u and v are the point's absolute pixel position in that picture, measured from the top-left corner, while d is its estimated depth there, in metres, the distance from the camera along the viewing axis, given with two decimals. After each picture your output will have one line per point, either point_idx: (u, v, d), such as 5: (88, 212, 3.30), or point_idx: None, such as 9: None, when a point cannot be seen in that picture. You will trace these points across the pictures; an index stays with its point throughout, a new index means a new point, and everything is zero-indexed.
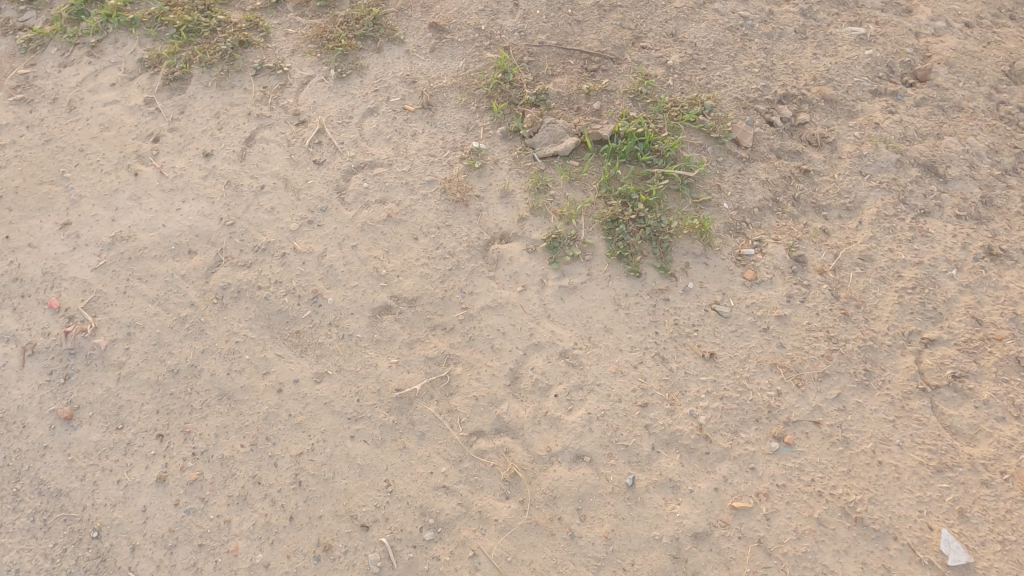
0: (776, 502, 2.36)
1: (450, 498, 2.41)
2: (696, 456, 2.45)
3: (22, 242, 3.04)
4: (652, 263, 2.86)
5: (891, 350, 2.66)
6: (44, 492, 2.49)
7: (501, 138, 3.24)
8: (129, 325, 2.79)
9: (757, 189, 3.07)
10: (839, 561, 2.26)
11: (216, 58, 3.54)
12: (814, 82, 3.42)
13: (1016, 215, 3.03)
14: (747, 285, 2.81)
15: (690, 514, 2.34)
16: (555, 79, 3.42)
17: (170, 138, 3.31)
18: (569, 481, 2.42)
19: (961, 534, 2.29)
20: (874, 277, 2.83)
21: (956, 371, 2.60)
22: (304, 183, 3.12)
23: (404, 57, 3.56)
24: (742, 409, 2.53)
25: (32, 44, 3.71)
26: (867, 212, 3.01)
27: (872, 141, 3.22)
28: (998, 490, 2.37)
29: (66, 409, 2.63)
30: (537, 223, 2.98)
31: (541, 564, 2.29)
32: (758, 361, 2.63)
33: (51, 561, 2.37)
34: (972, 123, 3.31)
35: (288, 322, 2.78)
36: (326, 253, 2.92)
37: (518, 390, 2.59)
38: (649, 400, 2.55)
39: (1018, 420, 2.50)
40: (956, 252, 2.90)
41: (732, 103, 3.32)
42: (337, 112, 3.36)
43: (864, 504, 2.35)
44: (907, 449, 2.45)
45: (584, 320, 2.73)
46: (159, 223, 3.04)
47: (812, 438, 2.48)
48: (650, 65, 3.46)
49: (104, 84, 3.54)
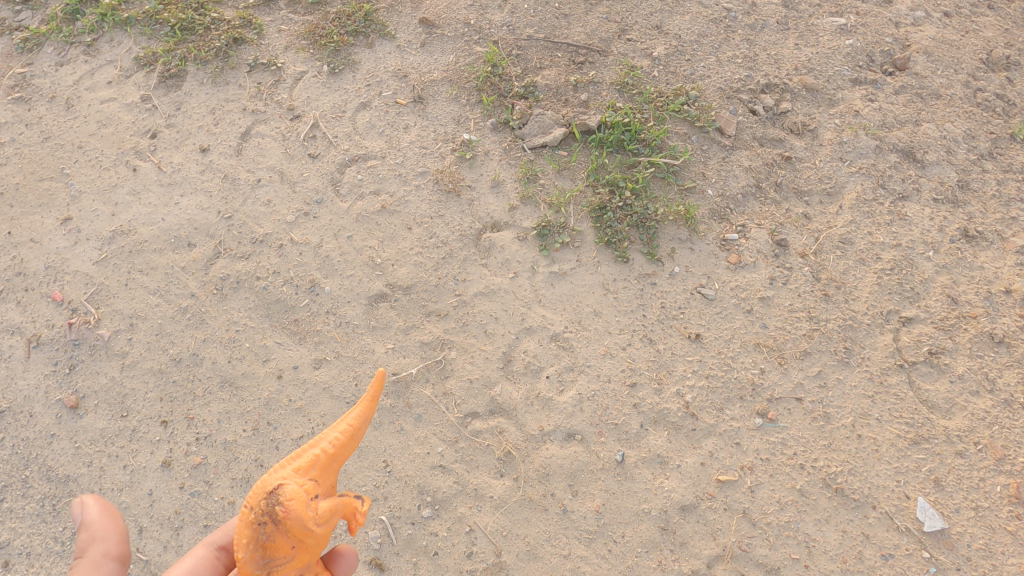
0: (760, 475, 2.46)
1: (447, 477, 2.50)
2: (683, 433, 2.54)
3: (25, 237, 3.11)
4: (639, 249, 2.95)
5: (870, 329, 2.76)
6: (53, 478, 2.57)
7: (491, 130, 3.31)
8: (132, 317, 2.87)
9: (740, 175, 3.16)
10: (821, 530, 2.36)
11: (210, 55, 3.60)
12: (796, 72, 3.51)
13: (991, 198, 3.13)
14: (731, 268, 2.91)
15: (677, 487, 2.43)
16: (543, 71, 3.49)
17: (167, 134, 3.38)
18: (561, 458, 2.51)
19: (936, 502, 2.39)
20: (854, 260, 2.93)
21: (933, 348, 2.70)
22: (299, 177, 3.20)
23: (396, 52, 3.63)
24: (727, 387, 2.63)
25: (28, 44, 3.76)
26: (847, 197, 3.11)
27: (852, 128, 3.31)
28: (972, 460, 2.47)
29: (72, 398, 2.70)
30: (528, 211, 3.06)
31: (535, 538, 2.38)
32: (742, 341, 2.73)
33: (61, 545, 2.44)
34: (950, 110, 3.41)
35: (287, 310, 2.86)
36: (323, 244, 3.00)
37: (511, 372, 2.68)
38: (638, 380, 2.64)
39: (991, 393, 2.61)
40: (933, 234, 3.00)
41: (715, 93, 3.41)
42: (331, 106, 3.44)
43: (844, 475, 2.45)
44: (885, 422, 2.55)
45: (574, 304, 2.82)
46: (159, 217, 3.11)
47: (795, 414, 2.57)
48: (635, 57, 3.54)
49: (101, 82, 3.60)
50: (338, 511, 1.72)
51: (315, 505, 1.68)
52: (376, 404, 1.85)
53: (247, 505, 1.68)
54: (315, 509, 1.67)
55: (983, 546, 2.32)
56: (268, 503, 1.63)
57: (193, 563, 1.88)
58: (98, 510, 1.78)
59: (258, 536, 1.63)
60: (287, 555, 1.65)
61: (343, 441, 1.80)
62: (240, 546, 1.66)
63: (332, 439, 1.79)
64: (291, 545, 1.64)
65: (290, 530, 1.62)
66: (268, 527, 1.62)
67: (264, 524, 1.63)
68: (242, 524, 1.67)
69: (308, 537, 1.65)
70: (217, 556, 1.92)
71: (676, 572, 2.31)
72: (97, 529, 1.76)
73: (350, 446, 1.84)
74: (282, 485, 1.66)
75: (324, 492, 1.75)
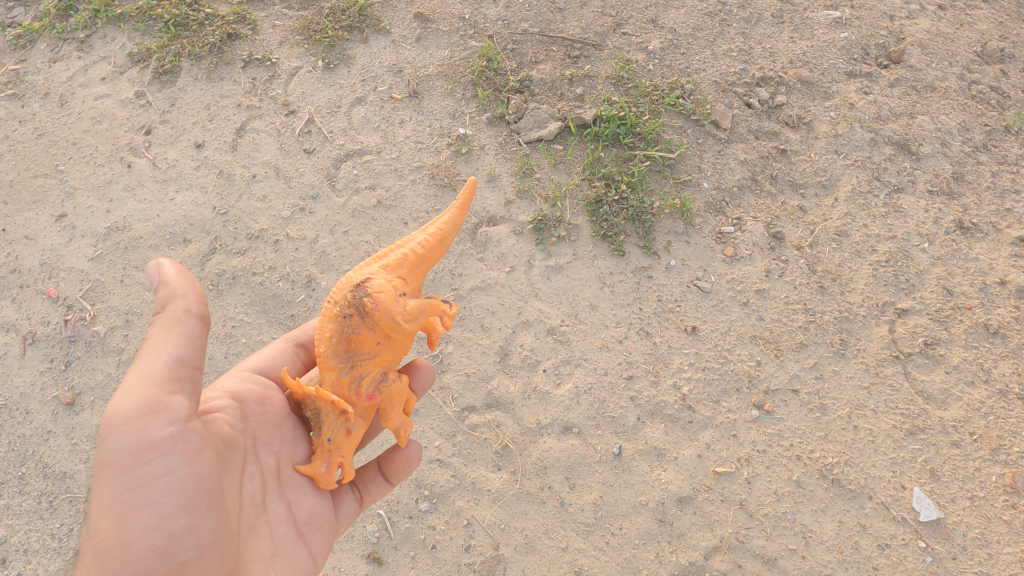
0: (757, 466, 2.46)
1: (444, 471, 2.51)
2: (679, 425, 2.54)
3: (19, 234, 3.11)
4: (635, 243, 2.95)
5: (866, 321, 2.76)
6: (50, 475, 2.56)
7: (487, 124, 3.31)
8: (128, 313, 2.87)
9: (736, 168, 3.16)
10: (818, 520, 2.36)
11: (204, 51, 3.58)
12: (791, 65, 3.51)
13: (986, 190, 3.14)
14: (727, 261, 2.91)
15: (674, 479, 2.44)
16: (539, 65, 3.48)
17: (162, 130, 3.38)
18: (559, 451, 2.51)
19: (932, 492, 2.40)
20: (850, 252, 2.94)
21: (928, 339, 2.71)
22: (295, 172, 3.19)
23: (391, 47, 3.62)
24: (723, 379, 2.63)
25: (21, 40, 3.74)
26: (842, 189, 3.12)
27: (847, 121, 3.32)
28: (967, 450, 2.48)
29: (69, 395, 2.70)
30: (523, 206, 3.06)
31: (533, 531, 2.39)
32: (738, 333, 2.73)
33: (59, 541, 2.44)
34: (945, 102, 3.41)
35: (283, 306, 2.85)
36: (319, 240, 2.99)
37: (507, 366, 2.68)
38: (635, 372, 2.65)
39: (987, 383, 2.62)
40: (929, 226, 3.01)
41: (711, 86, 3.41)
42: (326, 102, 3.43)
43: (841, 466, 2.46)
44: (881, 413, 2.56)
45: (571, 297, 2.82)
46: (154, 213, 3.11)
47: (791, 406, 2.58)
48: (631, 51, 3.54)
49: (94, 78, 3.59)
50: (428, 309, 1.84)
51: (403, 302, 1.79)
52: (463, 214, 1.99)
53: (332, 300, 1.78)
54: (403, 305, 1.78)
55: (978, 536, 2.33)
56: (357, 295, 1.74)
57: (274, 352, 2.09)
58: (175, 275, 1.74)
59: (344, 328, 1.75)
60: (372, 349, 1.79)
61: (430, 245, 1.91)
62: (322, 341, 1.76)
63: (420, 242, 1.90)
64: (376, 339, 1.77)
65: (378, 322, 1.74)
66: (355, 319, 1.74)
67: (351, 317, 1.74)
68: (325, 319, 1.77)
69: (395, 331, 1.77)
70: (295, 352, 2.13)
71: (674, 563, 2.31)
72: (172, 292, 1.71)
73: (437, 252, 1.96)
74: (370, 280, 1.77)
75: (410, 292, 1.88)
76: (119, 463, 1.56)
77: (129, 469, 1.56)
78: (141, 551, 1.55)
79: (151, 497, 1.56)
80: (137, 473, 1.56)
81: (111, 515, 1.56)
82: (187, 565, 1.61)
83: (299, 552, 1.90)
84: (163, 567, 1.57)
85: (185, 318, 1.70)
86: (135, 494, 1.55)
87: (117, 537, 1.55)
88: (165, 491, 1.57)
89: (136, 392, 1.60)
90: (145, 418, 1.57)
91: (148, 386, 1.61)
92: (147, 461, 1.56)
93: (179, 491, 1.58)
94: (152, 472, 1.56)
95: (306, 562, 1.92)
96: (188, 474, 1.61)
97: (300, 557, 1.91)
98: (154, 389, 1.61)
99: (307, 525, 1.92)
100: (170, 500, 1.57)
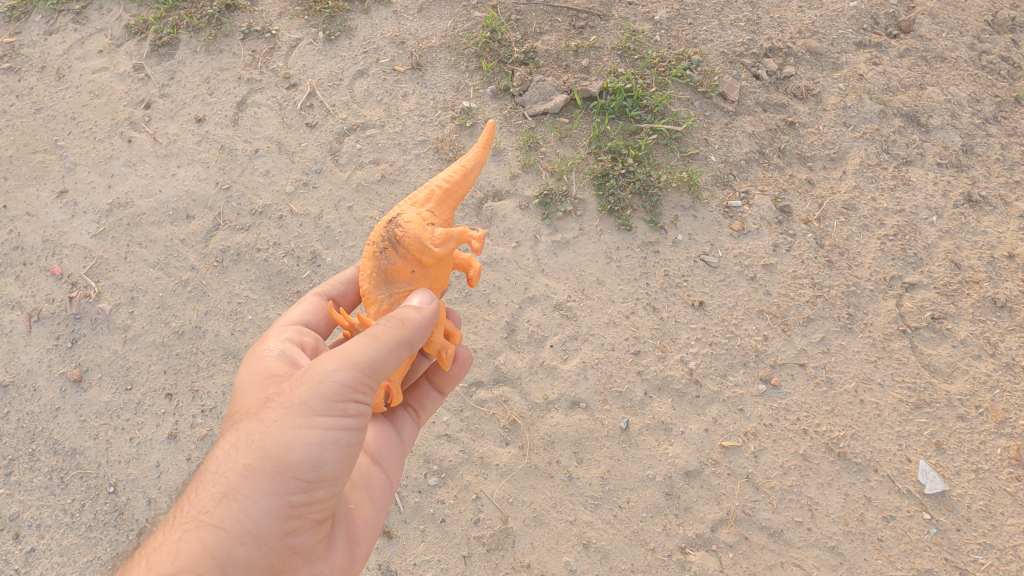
0: (763, 440, 2.48)
1: (452, 446, 2.52)
2: (686, 400, 2.55)
3: (21, 210, 3.08)
4: (642, 217, 2.93)
5: (873, 295, 2.75)
6: (59, 451, 2.57)
7: (492, 97, 3.26)
8: (132, 290, 2.86)
9: (744, 141, 3.12)
10: (823, 493, 2.38)
11: (202, 23, 3.52)
12: (800, 36, 3.45)
13: (995, 162, 3.11)
14: (734, 235, 2.89)
15: (681, 453, 2.45)
16: (543, 37, 3.42)
17: (162, 104, 3.33)
18: (566, 426, 2.53)
19: (937, 465, 2.42)
20: (858, 226, 2.92)
21: (935, 313, 2.70)
22: (297, 147, 3.16)
23: (392, 18, 3.55)
24: (730, 354, 2.63)
25: (15, 12, 3.68)
26: (851, 162, 3.09)
27: (856, 93, 3.27)
28: (973, 423, 2.49)
29: (76, 372, 2.70)
30: (529, 180, 3.04)
31: (541, 504, 2.41)
32: (745, 308, 2.73)
33: (71, 516, 2.45)
34: (955, 73, 3.36)
35: (289, 282, 2.83)
36: (323, 215, 2.97)
37: (514, 341, 2.68)
38: (641, 347, 2.65)
39: (993, 357, 2.62)
40: (937, 199, 2.99)
41: (718, 58, 3.36)
42: (328, 74, 3.38)
43: (847, 440, 2.47)
44: (887, 387, 2.57)
45: (577, 273, 2.81)
46: (156, 188, 3.08)
47: (798, 379, 2.59)
48: (637, 21, 3.48)
49: (91, 51, 3.53)
50: (456, 238, 1.77)
51: (432, 229, 1.76)
52: (487, 151, 1.93)
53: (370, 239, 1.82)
54: (431, 231, 1.75)
55: (983, 508, 2.35)
56: (389, 229, 1.76)
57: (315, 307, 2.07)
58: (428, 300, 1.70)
59: (380, 263, 1.78)
60: (411, 280, 1.79)
61: (456, 179, 1.88)
62: (364, 278, 1.81)
63: (446, 178, 1.87)
64: (412, 267, 1.78)
65: (409, 249, 1.74)
66: (389, 252, 1.76)
67: (386, 250, 1.77)
68: (365, 258, 1.82)
69: (425, 257, 1.75)
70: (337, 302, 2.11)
71: (681, 536, 2.33)
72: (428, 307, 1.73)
73: (464, 188, 1.92)
74: (400, 214, 1.78)
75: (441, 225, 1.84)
76: (309, 404, 1.51)
77: (315, 415, 1.50)
78: (290, 480, 1.49)
79: (322, 441, 1.50)
80: (319, 420, 1.50)
81: (276, 442, 1.48)
82: (314, 503, 1.55)
83: (375, 484, 1.95)
84: (299, 499, 1.51)
85: (418, 336, 1.63)
86: (309, 435, 1.49)
87: (274, 459, 1.47)
88: (333, 442, 1.52)
89: (353, 365, 1.52)
90: (350, 381, 1.52)
91: (362, 368, 1.53)
92: (333, 415, 1.52)
93: (344, 444, 1.54)
94: (332, 423, 1.52)
95: (384, 491, 1.98)
96: (354, 436, 1.56)
97: (378, 489, 1.95)
98: (366, 373, 1.53)
99: (379, 453, 1.99)
100: (334, 450, 1.52)
